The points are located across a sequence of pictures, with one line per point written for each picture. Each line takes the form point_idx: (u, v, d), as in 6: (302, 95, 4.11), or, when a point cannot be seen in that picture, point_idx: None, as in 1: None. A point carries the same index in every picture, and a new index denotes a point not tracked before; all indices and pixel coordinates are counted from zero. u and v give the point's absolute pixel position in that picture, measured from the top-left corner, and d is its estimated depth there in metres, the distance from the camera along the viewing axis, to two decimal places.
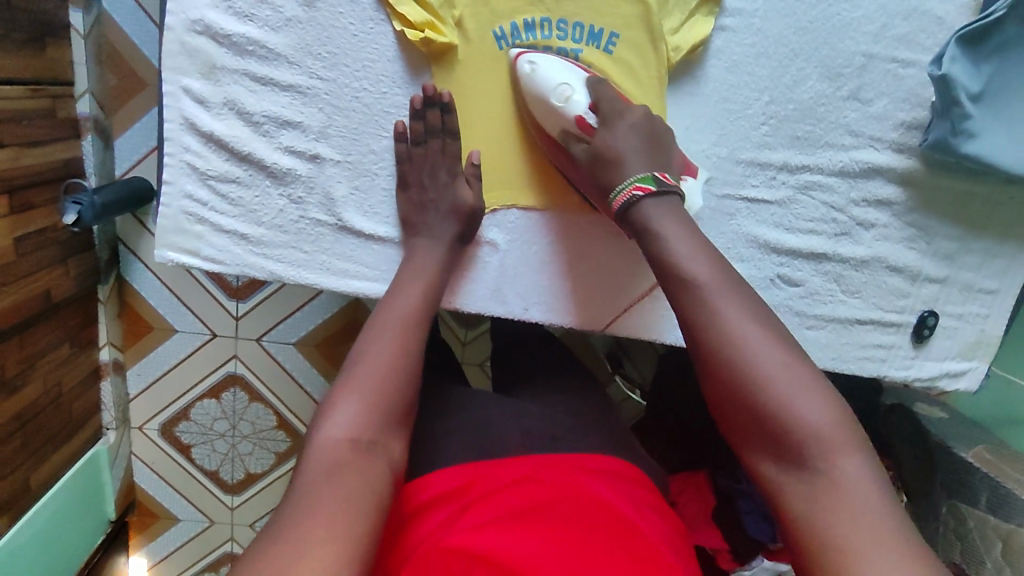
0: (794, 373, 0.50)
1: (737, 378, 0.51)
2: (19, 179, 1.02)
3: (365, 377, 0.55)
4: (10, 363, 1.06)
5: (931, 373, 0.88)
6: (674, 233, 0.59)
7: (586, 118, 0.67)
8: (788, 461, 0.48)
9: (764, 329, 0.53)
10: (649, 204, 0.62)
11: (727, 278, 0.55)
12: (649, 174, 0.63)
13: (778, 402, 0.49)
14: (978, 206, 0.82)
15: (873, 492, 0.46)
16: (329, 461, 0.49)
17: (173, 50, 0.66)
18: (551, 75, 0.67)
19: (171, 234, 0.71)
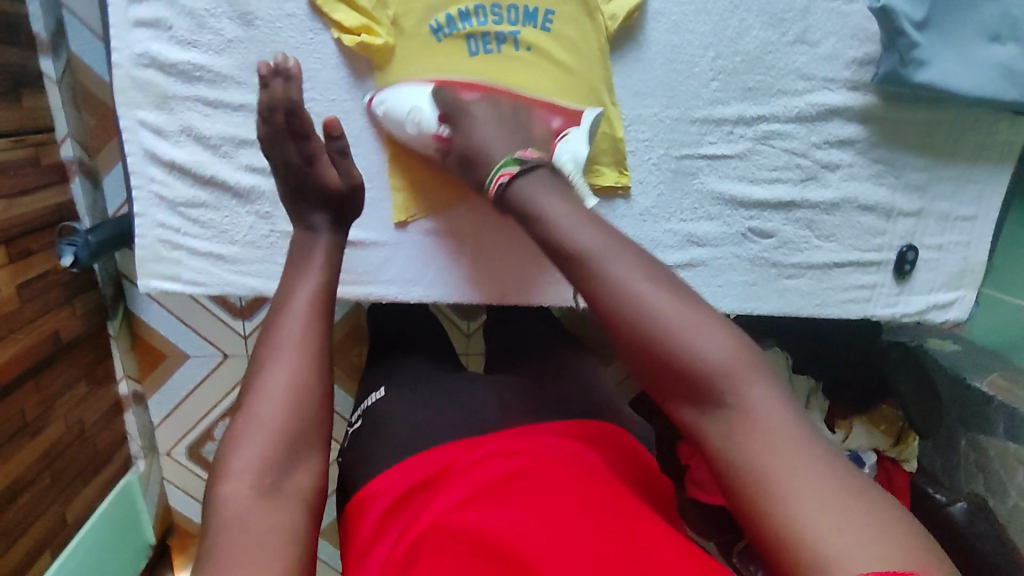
0: (691, 316, 0.47)
1: (639, 337, 0.47)
2: (13, 228, 1.06)
3: (261, 404, 0.49)
4: (30, 406, 1.11)
5: (919, 307, 0.87)
6: (554, 201, 0.54)
7: (441, 131, 0.67)
8: (702, 404, 0.46)
9: (656, 281, 0.49)
10: (524, 181, 0.57)
11: (612, 237, 0.51)
12: (513, 155, 0.59)
13: (682, 350, 0.46)
14: (942, 133, 0.81)
15: (783, 416, 0.44)
16: (238, 515, 0.44)
17: (124, 86, 0.68)
18: (402, 102, 0.68)
19: (150, 263, 0.74)
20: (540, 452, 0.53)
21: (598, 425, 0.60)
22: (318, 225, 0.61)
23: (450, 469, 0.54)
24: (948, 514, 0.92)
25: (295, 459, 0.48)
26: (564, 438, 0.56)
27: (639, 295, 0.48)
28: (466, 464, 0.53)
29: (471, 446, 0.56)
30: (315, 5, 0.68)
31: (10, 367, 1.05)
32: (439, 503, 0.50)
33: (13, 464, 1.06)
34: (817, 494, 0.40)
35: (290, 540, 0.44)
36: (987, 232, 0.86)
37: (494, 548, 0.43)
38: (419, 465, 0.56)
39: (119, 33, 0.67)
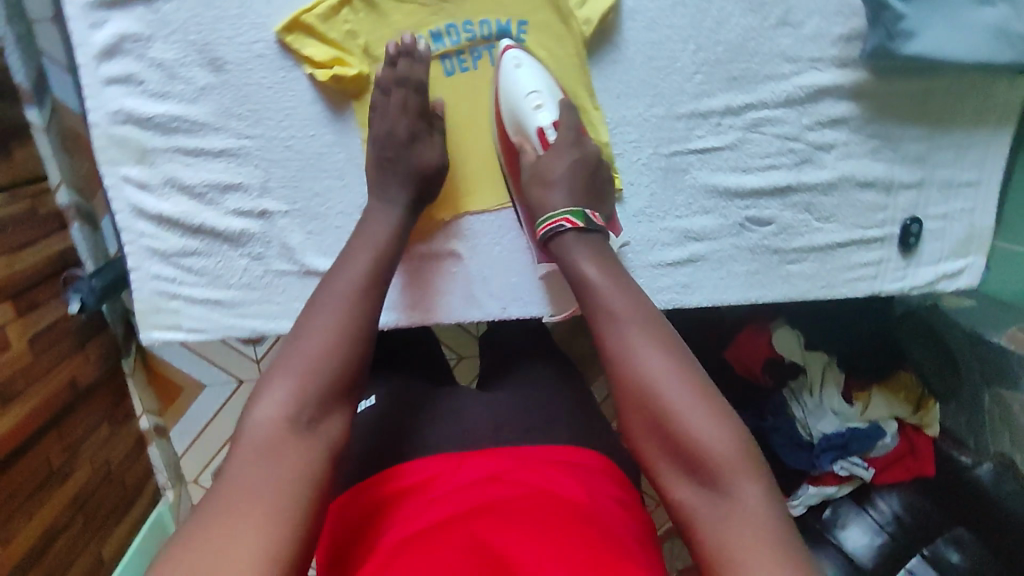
0: (701, 400, 0.47)
1: (646, 411, 0.48)
2: (17, 283, 1.07)
3: (307, 342, 0.53)
4: (54, 454, 1.13)
5: (927, 279, 0.85)
6: (593, 262, 0.57)
7: (547, 132, 0.68)
8: (697, 485, 0.46)
9: (672, 357, 0.50)
10: (572, 238, 0.59)
11: (639, 311, 0.52)
12: (580, 209, 0.61)
13: (685, 429, 0.46)
14: (938, 100, 0.79)
15: (773, 520, 0.43)
16: (264, 436, 0.48)
17: (104, 145, 0.68)
18: (527, 84, 0.68)
19: (151, 315, 0.74)
20: (543, 480, 0.52)
21: (606, 465, 0.58)
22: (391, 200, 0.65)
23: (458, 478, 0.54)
24: (976, 476, 0.95)
25: (326, 409, 0.51)
26: (568, 470, 0.55)
27: (653, 372, 0.49)
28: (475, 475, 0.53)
29: (481, 456, 0.56)
30: (285, 42, 0.66)
31: (30, 419, 1.06)
32: (442, 506, 0.50)
33: (43, 513, 1.08)
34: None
35: (304, 475, 0.47)
36: (992, 196, 0.84)
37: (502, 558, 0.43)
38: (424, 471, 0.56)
39: (93, 92, 0.66)
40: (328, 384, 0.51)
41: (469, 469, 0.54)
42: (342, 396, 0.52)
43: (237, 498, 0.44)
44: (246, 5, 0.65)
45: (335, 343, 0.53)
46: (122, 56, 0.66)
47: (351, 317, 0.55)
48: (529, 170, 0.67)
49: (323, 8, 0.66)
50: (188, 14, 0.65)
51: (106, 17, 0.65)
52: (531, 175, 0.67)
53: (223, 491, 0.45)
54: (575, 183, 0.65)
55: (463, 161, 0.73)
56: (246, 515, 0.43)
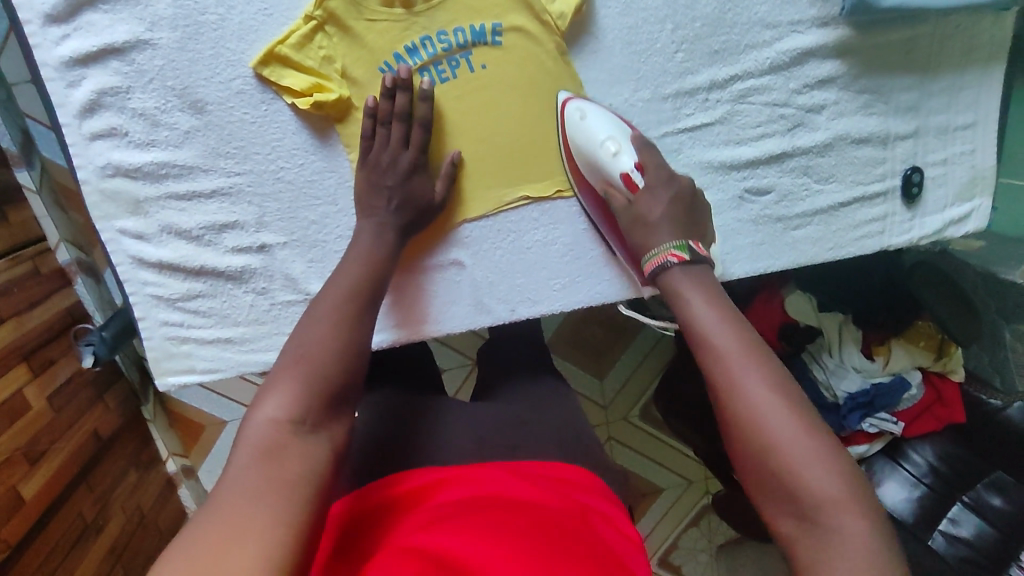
0: (809, 438, 0.46)
1: (749, 443, 0.47)
2: (30, 343, 1.08)
3: (305, 359, 0.53)
4: (86, 507, 1.14)
5: (934, 228, 0.84)
6: (699, 294, 0.56)
7: (632, 176, 0.68)
8: (799, 519, 0.45)
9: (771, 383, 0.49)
10: (678, 272, 0.59)
11: (744, 343, 0.51)
12: (686, 242, 0.61)
13: (790, 466, 0.45)
14: (925, 47, 0.78)
15: (880, 558, 0.42)
16: (263, 445, 0.47)
17: (96, 200, 0.68)
18: (599, 128, 0.69)
19: (164, 361, 0.74)
20: (524, 491, 0.54)
21: (591, 480, 0.59)
22: (389, 223, 0.67)
23: (438, 497, 0.53)
24: (1008, 417, 1.01)
25: (323, 422, 0.51)
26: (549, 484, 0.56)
27: (755, 407, 0.48)
28: (457, 496, 0.53)
29: (465, 473, 0.56)
30: (262, 76, 0.66)
31: (59, 477, 1.08)
32: (412, 523, 0.50)
33: (84, 565, 1.09)
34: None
35: (305, 485, 0.46)
36: (990, 135, 0.82)
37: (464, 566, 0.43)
38: (406, 483, 0.56)
39: (78, 150, 0.66)
40: (325, 396, 0.52)
41: (452, 488, 0.54)
42: (339, 404, 0.53)
43: (237, 500, 0.42)
44: (219, 44, 0.65)
45: (335, 363, 0.54)
46: (103, 111, 0.65)
47: (341, 345, 0.55)
48: (626, 216, 0.67)
49: (296, 37, 0.65)
50: (163, 60, 0.65)
51: (83, 75, 0.64)
52: (630, 219, 0.66)
53: (222, 497, 0.43)
54: (676, 214, 0.66)
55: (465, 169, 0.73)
56: (249, 517, 0.41)
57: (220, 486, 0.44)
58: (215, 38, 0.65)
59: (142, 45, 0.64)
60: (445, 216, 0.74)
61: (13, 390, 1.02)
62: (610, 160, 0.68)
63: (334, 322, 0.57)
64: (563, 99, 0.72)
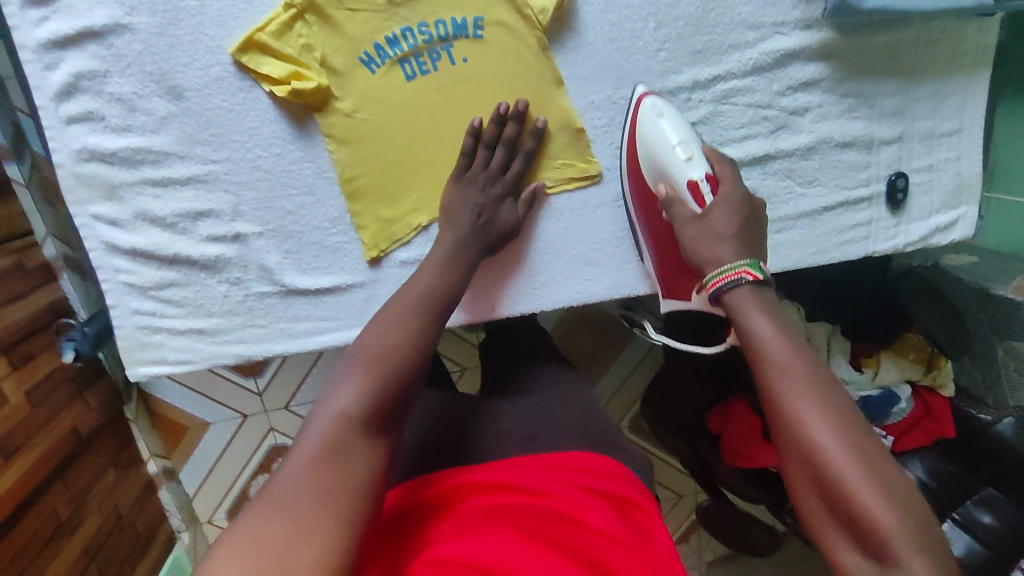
0: (886, 478, 0.42)
1: (816, 475, 0.43)
2: (9, 337, 1.07)
3: (376, 361, 0.52)
4: (61, 506, 1.12)
5: (920, 235, 0.84)
6: (764, 311, 0.51)
7: (700, 186, 0.63)
8: (870, 561, 0.41)
9: (845, 418, 0.45)
10: (748, 291, 0.53)
11: (817, 372, 0.47)
12: (759, 262, 0.55)
13: (864, 503, 0.41)
14: (909, 51, 0.78)
15: None
16: (331, 440, 0.45)
17: (71, 184, 0.67)
18: (674, 130, 0.67)
19: (135, 350, 0.73)
20: (556, 494, 0.52)
21: (620, 470, 0.58)
22: None
23: (469, 501, 0.51)
24: (998, 433, 0.97)
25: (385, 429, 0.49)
26: (581, 478, 0.55)
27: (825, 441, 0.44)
28: (487, 499, 0.51)
29: (491, 476, 0.54)
30: (241, 63, 0.66)
31: (34, 472, 1.06)
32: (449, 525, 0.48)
33: (56, 564, 1.07)
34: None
35: (366, 487, 0.44)
36: (976, 142, 0.82)
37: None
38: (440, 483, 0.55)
39: (54, 133, 0.66)
40: (389, 399, 0.50)
41: (483, 492, 0.52)
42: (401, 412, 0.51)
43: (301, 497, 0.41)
44: (198, 30, 0.65)
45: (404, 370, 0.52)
46: (80, 95, 0.65)
47: (418, 354, 0.54)
48: (693, 229, 0.61)
49: (275, 25, 0.65)
50: (141, 45, 0.65)
51: (60, 57, 0.64)
52: (697, 235, 0.60)
53: (278, 493, 0.41)
54: (747, 228, 0.59)
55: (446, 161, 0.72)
56: (316, 519, 0.40)
57: (276, 481, 0.42)
58: (194, 24, 0.65)
59: (120, 29, 0.64)
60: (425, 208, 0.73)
61: None
62: (679, 162, 0.65)
63: (410, 330, 0.56)
64: (642, 93, 0.71)
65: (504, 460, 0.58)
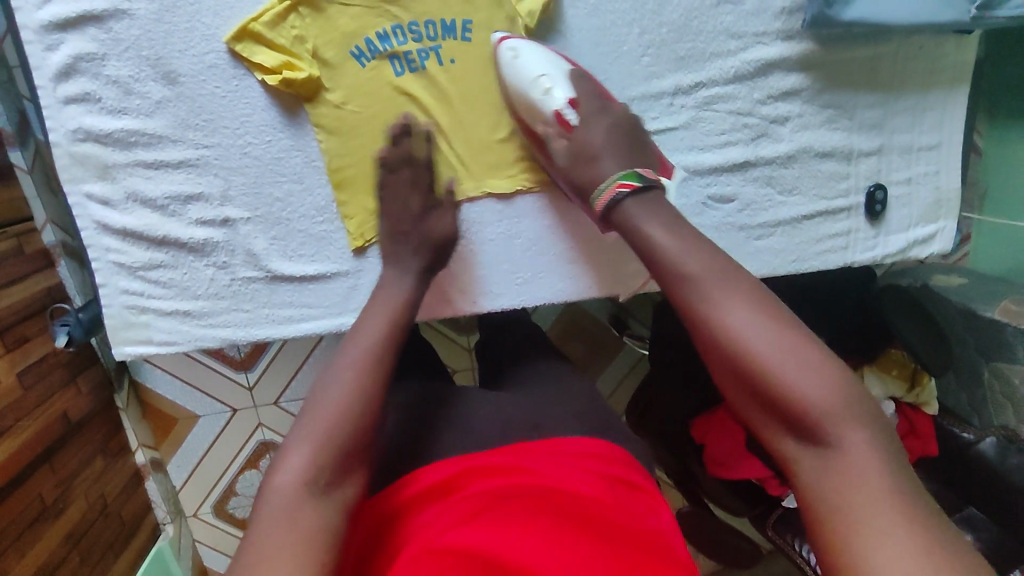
0: (803, 352, 0.49)
1: (742, 367, 0.50)
2: (5, 319, 1.08)
3: (321, 420, 0.52)
4: (46, 490, 1.12)
5: (898, 246, 0.85)
6: (660, 224, 0.57)
7: (565, 113, 0.69)
8: (802, 440, 0.47)
9: (760, 312, 0.51)
10: (631, 204, 0.60)
11: (724, 273, 0.53)
12: (632, 171, 0.62)
13: (787, 385, 0.48)
14: (889, 65, 0.80)
15: (880, 459, 0.45)
16: (287, 505, 0.48)
17: (65, 163, 0.69)
18: (531, 67, 0.70)
19: (121, 330, 0.74)
20: (556, 477, 0.53)
21: (625, 454, 0.59)
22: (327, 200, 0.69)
23: (469, 486, 0.53)
24: (979, 452, 0.94)
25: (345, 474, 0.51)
26: (586, 458, 0.57)
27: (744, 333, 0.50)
28: (489, 484, 0.53)
29: (488, 459, 0.56)
30: (235, 51, 0.68)
31: (21, 454, 1.06)
32: (455, 512, 0.50)
33: (38, 549, 1.06)
34: (902, 543, 0.40)
35: (331, 541, 0.47)
36: (953, 157, 0.84)
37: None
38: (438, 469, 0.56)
39: (51, 113, 0.68)
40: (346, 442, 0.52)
41: (482, 476, 0.54)
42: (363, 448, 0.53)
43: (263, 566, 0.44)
44: (195, 18, 0.68)
45: (363, 411, 0.54)
46: (78, 76, 0.67)
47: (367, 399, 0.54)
48: (566, 152, 0.68)
49: (269, 15, 0.68)
50: (139, 31, 0.67)
51: (61, 39, 0.66)
52: (572, 155, 0.67)
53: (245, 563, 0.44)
54: (617, 145, 0.67)
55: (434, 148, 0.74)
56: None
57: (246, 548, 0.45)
58: (191, 12, 0.67)
59: (120, 14, 0.66)
60: None
61: None
62: (542, 103, 0.69)
63: (354, 381, 0.55)
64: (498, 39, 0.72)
65: (506, 447, 0.59)
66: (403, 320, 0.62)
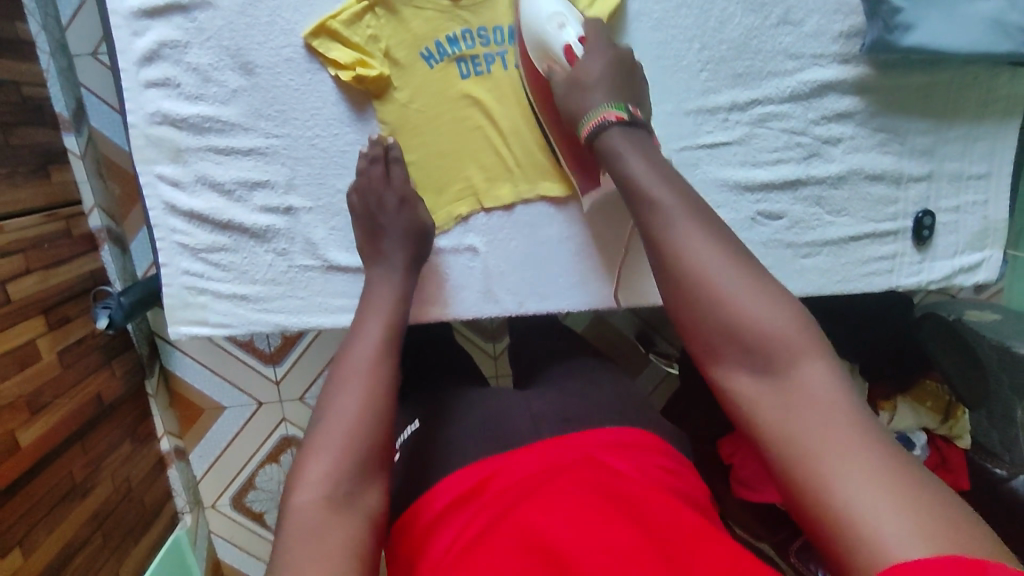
0: (764, 289, 0.48)
1: (697, 297, 0.48)
2: (50, 298, 1.08)
3: (331, 437, 0.51)
4: (77, 469, 1.12)
5: (944, 273, 0.85)
6: (638, 154, 0.57)
7: (573, 48, 0.67)
8: (754, 372, 0.46)
9: (721, 243, 0.50)
10: (617, 131, 0.60)
11: (688, 201, 0.53)
12: (624, 104, 0.62)
13: (746, 314, 0.46)
14: (943, 93, 0.81)
15: (837, 394, 0.43)
16: (313, 523, 0.46)
17: (141, 144, 0.72)
18: (546, 6, 0.69)
19: (178, 310, 0.76)
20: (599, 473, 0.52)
21: (659, 443, 0.60)
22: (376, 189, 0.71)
23: (497, 485, 0.53)
24: (1012, 489, 0.94)
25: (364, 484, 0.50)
26: (615, 454, 0.56)
27: (703, 261, 0.49)
28: (517, 480, 0.53)
29: (515, 458, 0.56)
30: (312, 46, 0.71)
31: (57, 431, 1.06)
32: (488, 512, 0.50)
33: (65, 527, 1.06)
34: (860, 469, 0.39)
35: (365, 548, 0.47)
36: (1003, 187, 0.84)
37: (558, 556, 0.43)
38: (465, 478, 0.55)
39: (132, 95, 0.71)
40: (363, 452, 0.51)
41: (509, 473, 0.54)
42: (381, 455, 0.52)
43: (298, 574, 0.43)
44: (276, 12, 0.70)
45: (370, 408, 0.53)
46: (160, 62, 0.70)
47: (376, 405, 0.53)
48: (563, 82, 0.66)
49: (348, 14, 0.70)
50: (222, 22, 0.70)
51: (148, 26, 0.69)
52: (568, 85, 0.66)
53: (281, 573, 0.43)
54: (614, 81, 0.65)
55: (496, 149, 0.76)
56: None
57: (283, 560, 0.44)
58: (273, 7, 0.70)
59: (205, 5, 0.69)
60: (464, 198, 0.77)
61: (26, 338, 1.01)
62: (552, 40, 0.68)
63: (362, 390, 0.54)
64: None
65: (529, 443, 0.59)
66: (397, 319, 0.62)
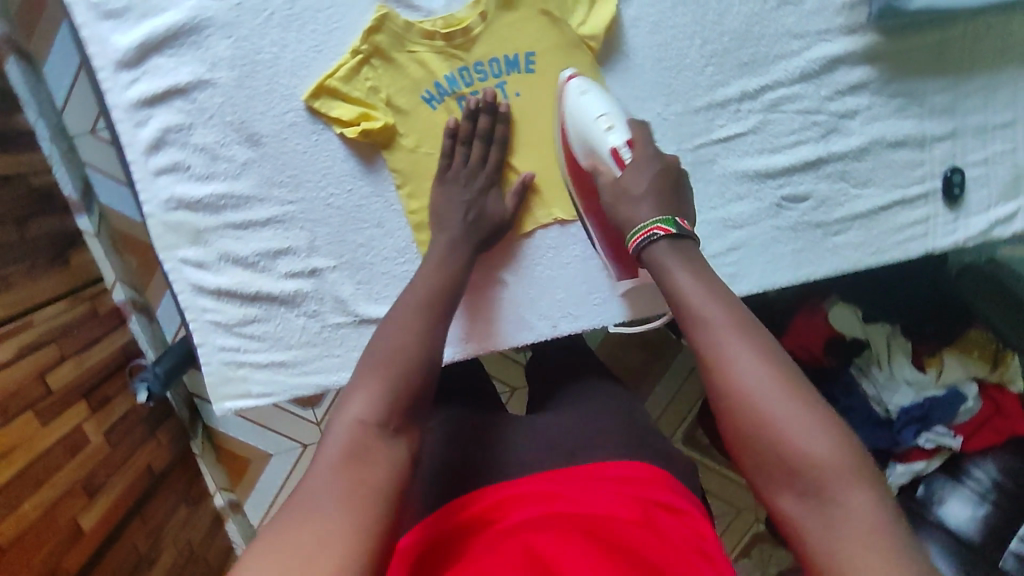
0: (814, 416, 0.44)
1: (744, 421, 0.45)
2: (86, 382, 1.09)
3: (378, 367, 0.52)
4: (140, 540, 1.11)
5: (981, 228, 0.82)
6: (687, 269, 0.52)
7: (621, 152, 0.64)
8: (806, 503, 0.43)
9: (772, 366, 0.46)
10: (665, 246, 0.55)
11: (740, 318, 0.48)
12: (672, 216, 0.57)
13: (795, 444, 0.43)
14: (957, 47, 0.79)
15: (888, 533, 0.40)
16: (351, 447, 0.45)
17: (161, 231, 0.72)
18: (593, 109, 0.67)
19: (221, 386, 0.76)
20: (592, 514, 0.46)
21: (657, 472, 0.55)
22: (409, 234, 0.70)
23: (513, 515, 0.48)
24: None
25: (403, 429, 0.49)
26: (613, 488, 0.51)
27: (752, 386, 0.45)
28: (529, 512, 0.48)
29: (539, 486, 0.51)
30: (313, 108, 0.71)
31: (116, 507, 1.07)
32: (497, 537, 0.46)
33: None
34: None
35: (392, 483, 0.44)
36: None
37: None
38: (477, 503, 0.51)
39: (145, 184, 0.71)
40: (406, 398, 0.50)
41: (525, 504, 0.49)
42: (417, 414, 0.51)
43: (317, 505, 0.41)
44: (273, 80, 0.70)
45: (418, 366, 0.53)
46: (167, 148, 0.71)
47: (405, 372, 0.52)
48: (608, 190, 0.63)
49: (344, 70, 0.70)
50: (222, 98, 0.70)
51: (150, 114, 0.70)
52: (614, 193, 0.62)
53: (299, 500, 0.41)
54: (663, 193, 0.60)
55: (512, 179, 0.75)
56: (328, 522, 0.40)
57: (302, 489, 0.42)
58: (270, 74, 0.70)
59: (203, 85, 0.69)
60: None
61: (70, 426, 1.01)
62: (601, 143, 0.65)
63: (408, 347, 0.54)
64: (568, 76, 0.72)
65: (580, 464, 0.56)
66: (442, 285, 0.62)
